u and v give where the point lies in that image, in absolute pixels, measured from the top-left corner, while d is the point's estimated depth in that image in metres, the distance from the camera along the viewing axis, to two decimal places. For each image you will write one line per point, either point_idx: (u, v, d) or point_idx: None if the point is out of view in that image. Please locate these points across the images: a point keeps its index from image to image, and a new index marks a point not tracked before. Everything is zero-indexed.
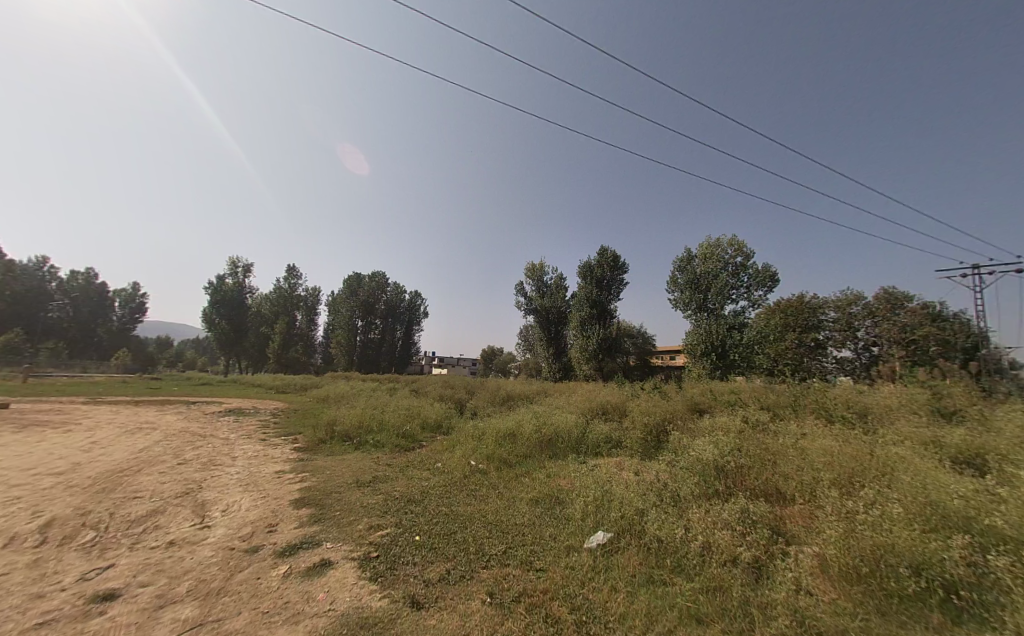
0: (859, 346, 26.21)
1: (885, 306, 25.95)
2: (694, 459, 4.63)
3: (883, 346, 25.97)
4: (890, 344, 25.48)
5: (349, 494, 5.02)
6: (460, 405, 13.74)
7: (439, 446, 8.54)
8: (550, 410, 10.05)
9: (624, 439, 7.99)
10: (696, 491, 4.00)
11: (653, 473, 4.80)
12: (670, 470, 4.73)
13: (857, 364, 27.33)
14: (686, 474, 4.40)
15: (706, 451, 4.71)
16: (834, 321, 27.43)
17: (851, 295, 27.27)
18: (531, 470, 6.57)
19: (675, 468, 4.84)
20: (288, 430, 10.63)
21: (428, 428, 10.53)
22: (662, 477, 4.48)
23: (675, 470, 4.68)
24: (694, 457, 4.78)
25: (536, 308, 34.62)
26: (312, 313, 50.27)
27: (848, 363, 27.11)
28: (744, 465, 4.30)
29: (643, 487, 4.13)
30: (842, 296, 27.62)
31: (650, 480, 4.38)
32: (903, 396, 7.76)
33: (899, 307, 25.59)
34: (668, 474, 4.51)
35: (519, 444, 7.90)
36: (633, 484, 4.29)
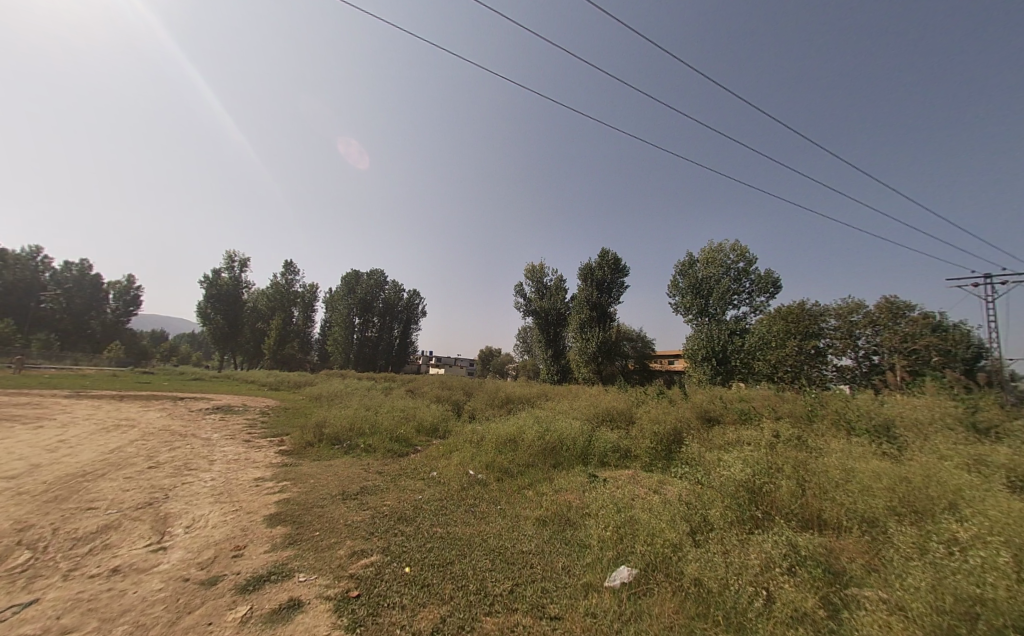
0: (860, 355, 25.92)
1: (886, 315, 25.71)
2: (725, 479, 4.09)
3: (883, 355, 25.70)
4: (891, 352, 25.22)
5: (332, 509, 4.47)
6: (458, 406, 13.20)
7: (434, 452, 8.00)
8: (553, 415, 9.50)
9: (633, 448, 7.47)
10: (731, 519, 3.45)
11: (676, 493, 4.25)
12: (695, 489, 4.19)
13: (857, 372, 27.04)
14: (717, 497, 3.85)
15: (737, 470, 4.17)
16: (835, 328, 27.11)
17: (852, 304, 27.03)
18: (534, 482, 6.04)
19: (700, 487, 4.31)
20: (275, 430, 10.05)
21: (424, 431, 9.97)
22: (689, 498, 3.93)
23: (702, 490, 4.13)
24: (723, 476, 4.24)
25: (535, 309, 34.14)
26: (309, 309, 49.67)
27: (848, 371, 26.82)
28: (784, 487, 3.76)
29: (669, 511, 3.59)
30: (843, 304, 27.39)
31: (674, 502, 3.83)
32: (932, 408, 7.25)
33: (901, 316, 25.37)
34: (696, 495, 3.96)
35: (521, 452, 7.35)
36: (656, 507, 3.75)
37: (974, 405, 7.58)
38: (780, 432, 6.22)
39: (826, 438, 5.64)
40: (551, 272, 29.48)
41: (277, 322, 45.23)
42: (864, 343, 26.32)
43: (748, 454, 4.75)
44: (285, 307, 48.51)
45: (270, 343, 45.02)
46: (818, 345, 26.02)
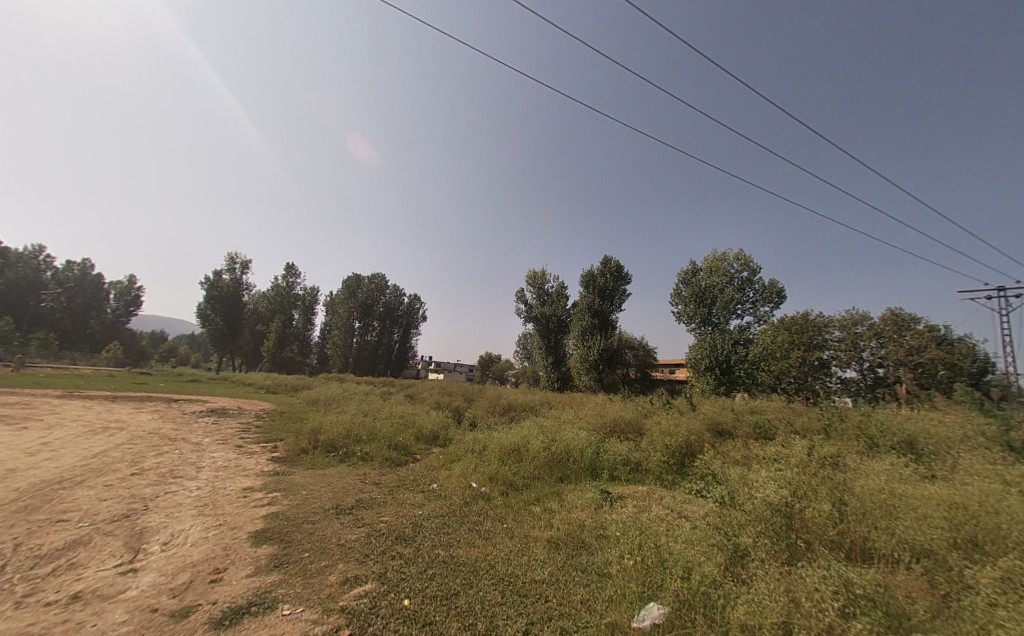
0: (865, 367, 25.53)
1: (891, 327, 25.42)
2: (756, 501, 3.72)
3: (888, 367, 25.32)
4: (896, 365, 24.86)
5: (325, 525, 4.10)
6: (458, 413, 12.81)
7: (435, 461, 7.62)
8: (558, 424, 9.13)
9: (644, 461, 7.10)
10: (770, 549, 3.07)
11: (701, 516, 3.88)
12: (723, 511, 3.83)
13: (861, 385, 26.64)
14: (749, 522, 3.48)
15: (769, 491, 3.80)
16: (839, 340, 26.77)
17: (856, 315, 26.76)
18: (541, 497, 5.67)
19: (726, 508, 3.94)
20: (269, 435, 9.67)
21: (424, 439, 9.58)
22: (717, 522, 3.57)
23: (729, 512, 3.78)
24: (753, 497, 3.87)
25: (535, 315, 33.80)
26: (309, 312, 49.56)
27: (852, 384, 26.42)
28: (824, 513, 3.40)
29: (698, 538, 3.22)
30: (847, 316, 27.12)
31: (703, 527, 3.47)
32: (961, 425, 6.88)
33: (906, 329, 25.08)
34: (724, 519, 3.59)
35: (526, 464, 6.98)
36: (682, 531, 3.39)
37: (1002, 420, 7.22)
38: (804, 448, 5.87)
39: (854, 455, 5.30)
40: (554, 278, 29.22)
41: (277, 324, 44.91)
42: (869, 355, 25.97)
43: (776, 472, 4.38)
44: (285, 309, 48.25)
45: (269, 346, 44.62)
46: (822, 356, 25.67)
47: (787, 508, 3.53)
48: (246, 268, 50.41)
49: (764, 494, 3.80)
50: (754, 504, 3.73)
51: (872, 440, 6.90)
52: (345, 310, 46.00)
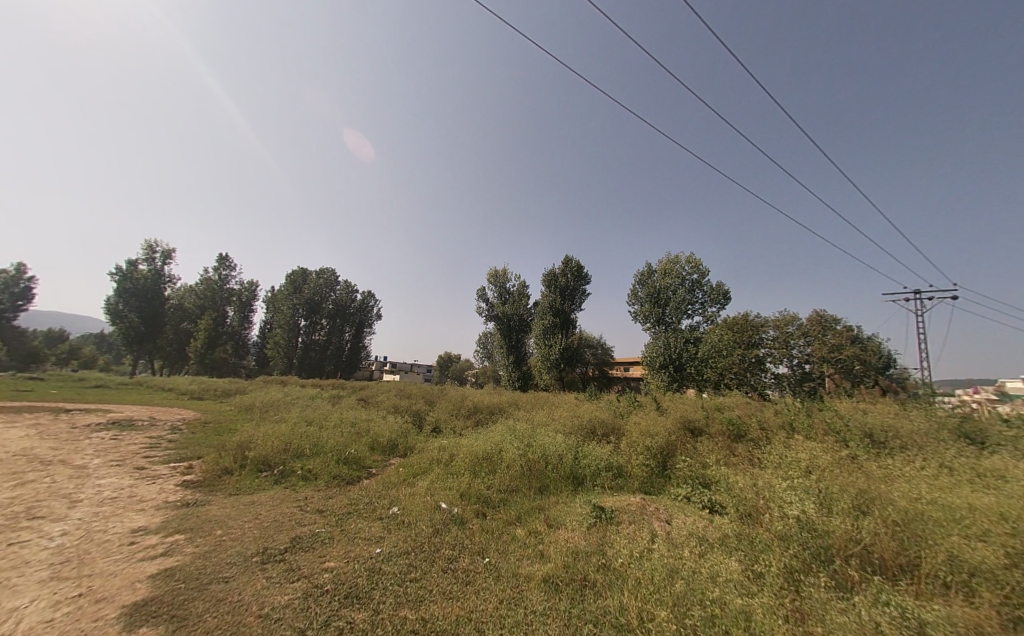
0: (795, 364, 27.90)
1: (817, 328, 28.00)
2: (784, 522, 3.23)
3: (814, 364, 27.88)
4: (821, 362, 27.43)
5: (244, 585, 3.00)
6: (419, 418, 11.65)
7: (394, 476, 6.58)
8: (532, 428, 8.43)
9: (626, 466, 6.62)
10: (821, 592, 2.55)
11: (720, 541, 3.33)
12: (745, 536, 3.31)
13: (792, 380, 29.10)
14: (782, 552, 2.97)
15: (793, 507, 3.35)
16: (774, 339, 28.88)
17: (788, 317, 29.18)
18: (522, 515, 4.92)
19: (745, 530, 3.43)
20: (184, 452, 7.92)
21: (381, 449, 8.43)
22: (746, 554, 3.02)
23: (754, 538, 3.25)
24: (776, 515, 3.39)
25: (496, 314, 32.89)
26: (245, 308, 45.46)
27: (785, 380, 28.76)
28: (861, 534, 2.97)
29: (735, 587, 2.66)
30: (780, 317, 29.47)
31: (734, 567, 2.90)
32: (918, 421, 7.15)
33: (828, 330, 27.81)
34: (753, 551, 3.06)
35: (501, 474, 6.22)
36: (714, 577, 2.80)
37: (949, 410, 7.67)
38: (789, 452, 5.67)
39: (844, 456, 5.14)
40: (515, 277, 28.68)
41: (206, 321, 39.90)
42: (798, 353, 28.45)
43: (784, 480, 4.02)
44: (216, 305, 43.07)
45: (196, 346, 39.40)
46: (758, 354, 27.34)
47: (817, 529, 3.07)
48: (169, 257, 44.34)
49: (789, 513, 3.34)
50: (780, 528, 3.24)
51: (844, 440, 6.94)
52: (289, 306, 42.09)
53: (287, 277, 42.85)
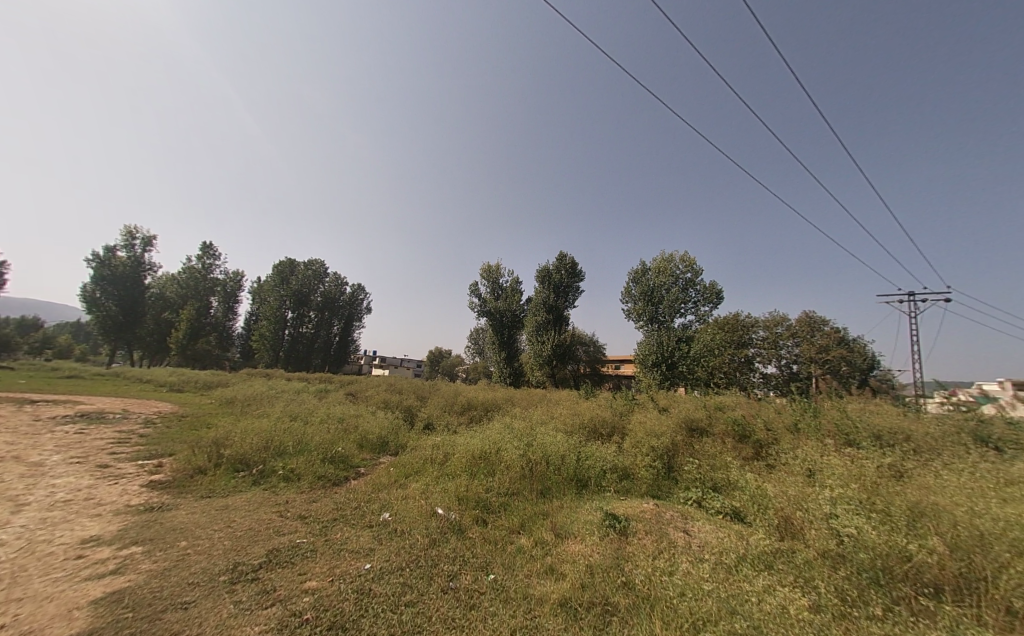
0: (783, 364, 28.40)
1: (805, 329, 28.67)
2: (833, 541, 2.86)
3: (801, 364, 28.45)
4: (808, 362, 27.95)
5: (205, 616, 2.50)
6: (410, 414, 11.15)
7: (384, 477, 6.11)
8: (530, 426, 8.03)
9: (632, 468, 6.28)
10: (894, 629, 2.17)
11: (760, 560, 2.94)
12: (788, 556, 2.93)
13: (779, 379, 29.61)
14: (833, 578, 2.60)
15: (842, 523, 2.98)
16: (763, 339, 29.14)
17: (778, 317, 29.60)
18: (526, 522, 4.52)
19: (786, 547, 3.05)
20: (154, 449, 7.30)
21: (370, 447, 7.93)
22: (795, 582, 2.63)
23: (799, 558, 2.87)
24: (821, 531, 3.02)
25: (488, 310, 32.32)
26: (230, 299, 44.16)
27: (773, 379, 29.44)
28: (926, 553, 2.61)
29: (790, 622, 2.27)
30: (770, 317, 29.95)
31: (781, 594, 2.53)
32: (930, 426, 6.91)
33: (816, 330, 28.53)
34: (803, 577, 2.68)
35: (501, 476, 5.81)
36: (764, 610, 2.41)
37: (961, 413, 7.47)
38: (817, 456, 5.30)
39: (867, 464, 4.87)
40: (509, 273, 28.23)
41: (189, 311, 38.50)
42: (787, 353, 29.06)
43: (819, 489, 3.67)
44: (199, 295, 41.64)
45: (177, 336, 37.97)
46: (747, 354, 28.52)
47: (871, 547, 2.71)
48: (150, 245, 42.70)
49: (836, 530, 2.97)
50: (830, 547, 2.87)
51: (856, 446, 6.72)
52: (275, 298, 40.91)
53: (274, 268, 41.68)
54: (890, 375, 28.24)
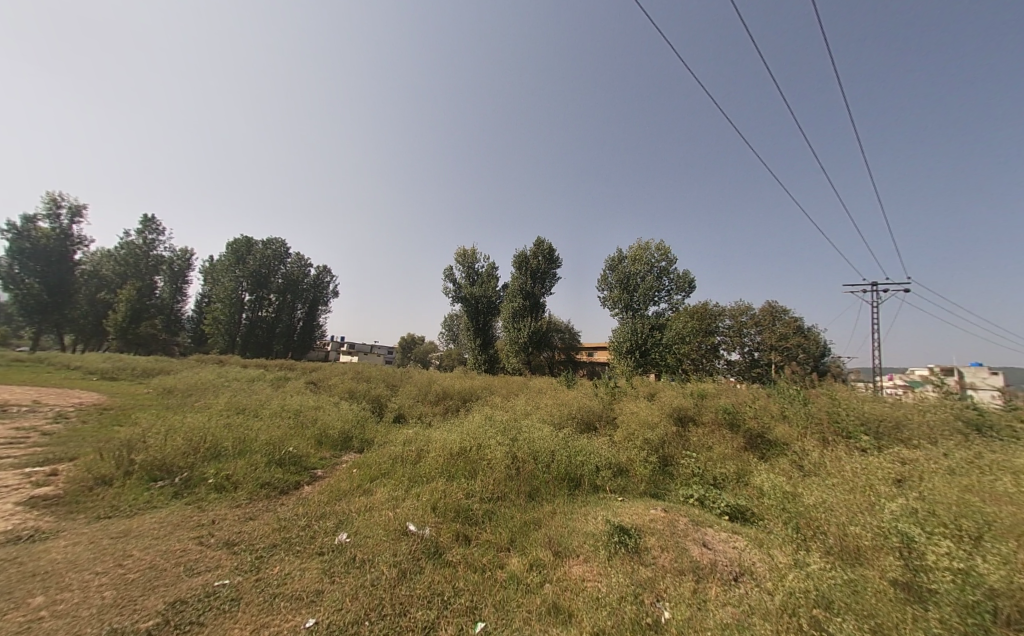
0: (745, 351, 30.15)
1: (767, 318, 30.51)
2: (915, 572, 2.27)
3: (761, 351, 30.34)
4: (767, 349, 29.91)
5: None
6: (378, 405, 10.11)
7: (344, 481, 5.18)
8: (513, 418, 7.30)
9: (627, 464, 5.72)
10: None
11: (827, 596, 2.31)
12: (863, 589, 2.31)
13: (742, 366, 31.20)
14: (928, 621, 2.01)
15: (922, 546, 2.39)
16: (729, 327, 31.64)
17: (743, 307, 31.19)
18: (516, 537, 3.78)
19: (852, 574, 2.45)
20: (53, 452, 5.90)
21: (329, 443, 6.93)
22: (882, 629, 2.02)
23: (878, 591, 2.26)
24: (897, 557, 2.41)
25: (463, 295, 31.12)
26: (178, 279, 40.23)
27: (737, 365, 31.30)
28: None
29: None
30: (736, 306, 31.48)
31: None
32: (923, 415, 6.75)
33: (777, 319, 30.42)
34: (891, 620, 2.06)
35: (484, 477, 5.05)
36: None
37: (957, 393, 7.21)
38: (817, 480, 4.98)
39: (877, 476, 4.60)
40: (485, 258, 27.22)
41: (129, 291, 34.66)
42: (749, 341, 30.96)
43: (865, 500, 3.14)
44: (141, 274, 37.57)
45: (115, 319, 34.14)
46: (713, 341, 31.40)
47: (971, 578, 2.13)
48: (80, 215, 37.81)
49: (910, 553, 2.40)
50: (911, 577, 2.28)
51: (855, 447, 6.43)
52: (230, 279, 37.58)
53: (228, 246, 38.26)
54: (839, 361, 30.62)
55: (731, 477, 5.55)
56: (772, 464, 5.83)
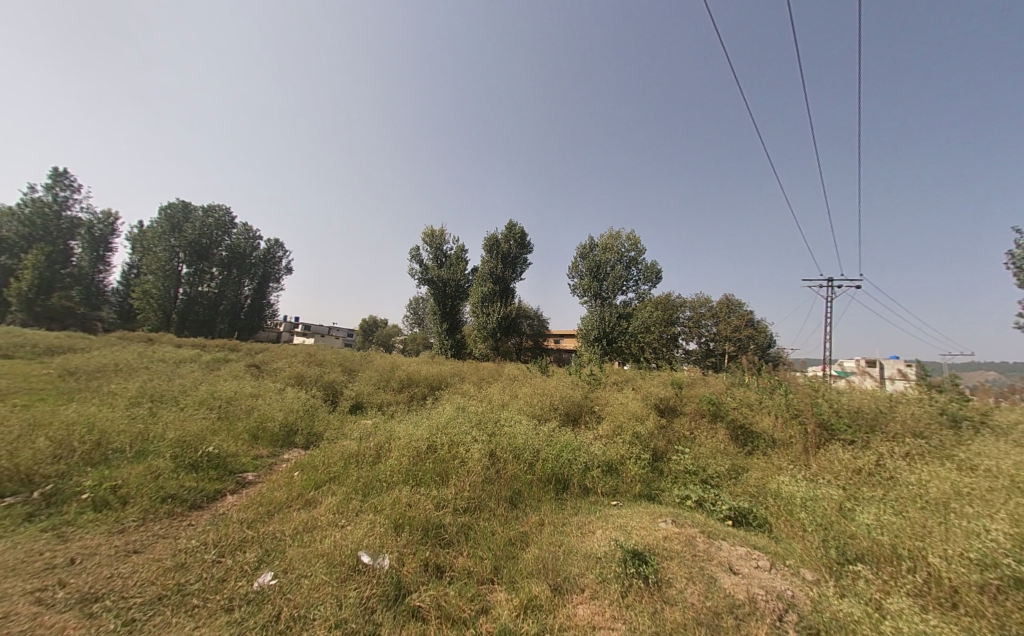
0: (702, 341, 31.53)
1: (723, 310, 31.93)
2: None
3: (716, 341, 31.85)
4: (722, 340, 31.51)
5: None
6: (331, 393, 8.89)
7: (280, 490, 4.15)
8: (488, 409, 6.50)
9: (617, 461, 5.13)
10: None
11: None
12: None
13: (698, 356, 32.64)
14: None
15: None
16: (688, 318, 32.77)
17: (703, 298, 32.35)
18: (502, 568, 3.00)
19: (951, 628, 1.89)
20: None
21: (269, 439, 5.78)
22: None
23: None
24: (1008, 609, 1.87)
25: (430, 278, 29.50)
26: (100, 245, 35.06)
27: (693, 354, 32.72)
28: None
29: None
30: (696, 298, 32.60)
31: None
32: (900, 404, 6.67)
33: (733, 311, 31.85)
34: None
35: (457, 483, 4.20)
36: None
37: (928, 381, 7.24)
38: (817, 480, 4.66)
39: (884, 478, 4.30)
40: (453, 240, 25.78)
41: (35, 257, 29.65)
42: (706, 331, 32.28)
43: (926, 519, 2.65)
44: (51, 237, 32.23)
45: (19, 289, 29.20)
46: (673, 331, 32.39)
47: None
48: None
49: None
50: None
51: (842, 439, 6.24)
52: (163, 248, 33.09)
53: (162, 212, 33.88)
54: (784, 351, 32.82)
55: (725, 475, 5.15)
56: (764, 464, 5.49)
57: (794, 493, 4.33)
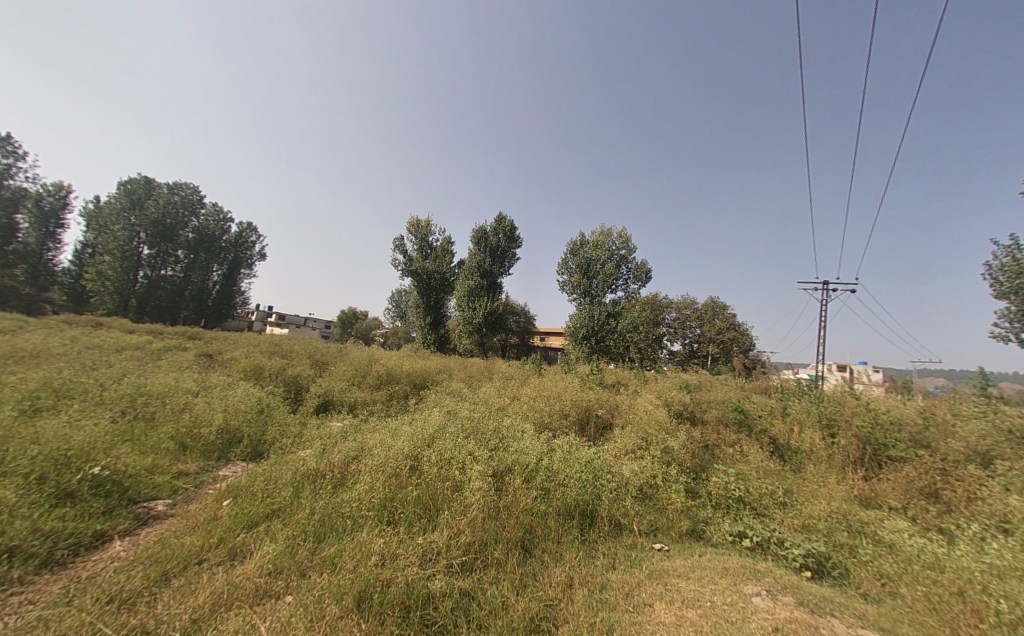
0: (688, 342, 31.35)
1: (708, 312, 31.81)
2: None
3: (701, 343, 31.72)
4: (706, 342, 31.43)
5: None
6: (295, 389, 7.51)
7: (196, 533, 2.87)
8: (484, 415, 5.31)
9: (650, 485, 4.10)
10: None
11: None
12: None
13: (682, 356, 32.44)
14: None
15: None
16: (674, 318, 32.52)
17: (689, 300, 32.16)
18: None
19: None
20: None
21: (200, 451, 4.42)
22: None
23: None
24: None
25: (414, 269, 27.85)
26: (49, 219, 31.62)
27: (678, 355, 32.49)
28: None
29: None
30: (682, 299, 32.39)
31: None
32: (950, 417, 5.89)
33: (717, 313, 31.80)
34: None
35: (451, 526, 2.99)
36: None
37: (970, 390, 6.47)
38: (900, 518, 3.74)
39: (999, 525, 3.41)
40: (439, 230, 24.42)
41: None
42: (691, 333, 32.12)
43: None
44: None
45: None
46: (659, 331, 32.04)
47: None
48: None
49: None
50: None
51: (891, 457, 5.42)
52: (121, 227, 30.06)
53: (121, 187, 30.98)
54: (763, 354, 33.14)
55: (780, 501, 4.21)
56: (821, 492, 4.55)
57: (889, 542, 3.36)
